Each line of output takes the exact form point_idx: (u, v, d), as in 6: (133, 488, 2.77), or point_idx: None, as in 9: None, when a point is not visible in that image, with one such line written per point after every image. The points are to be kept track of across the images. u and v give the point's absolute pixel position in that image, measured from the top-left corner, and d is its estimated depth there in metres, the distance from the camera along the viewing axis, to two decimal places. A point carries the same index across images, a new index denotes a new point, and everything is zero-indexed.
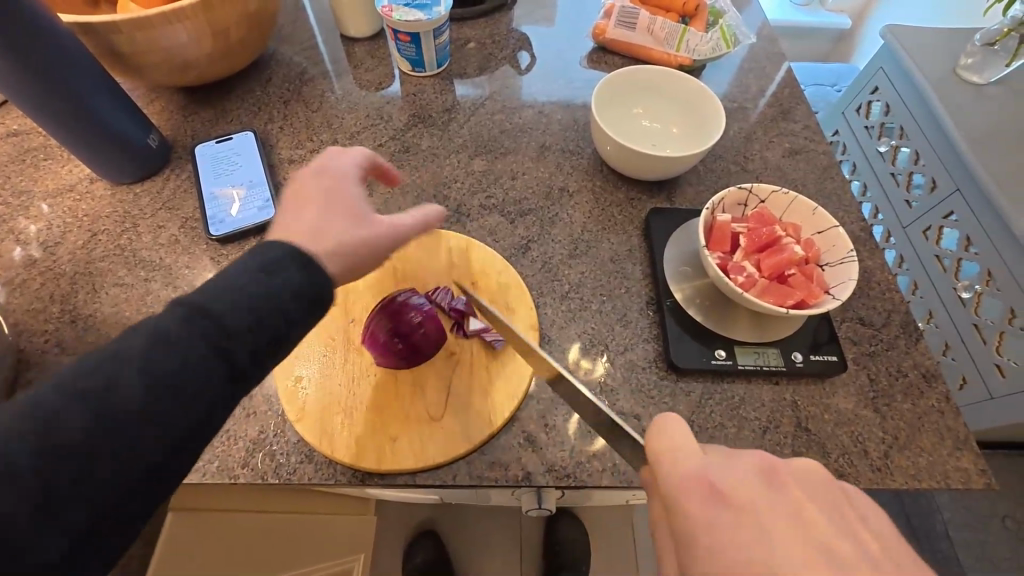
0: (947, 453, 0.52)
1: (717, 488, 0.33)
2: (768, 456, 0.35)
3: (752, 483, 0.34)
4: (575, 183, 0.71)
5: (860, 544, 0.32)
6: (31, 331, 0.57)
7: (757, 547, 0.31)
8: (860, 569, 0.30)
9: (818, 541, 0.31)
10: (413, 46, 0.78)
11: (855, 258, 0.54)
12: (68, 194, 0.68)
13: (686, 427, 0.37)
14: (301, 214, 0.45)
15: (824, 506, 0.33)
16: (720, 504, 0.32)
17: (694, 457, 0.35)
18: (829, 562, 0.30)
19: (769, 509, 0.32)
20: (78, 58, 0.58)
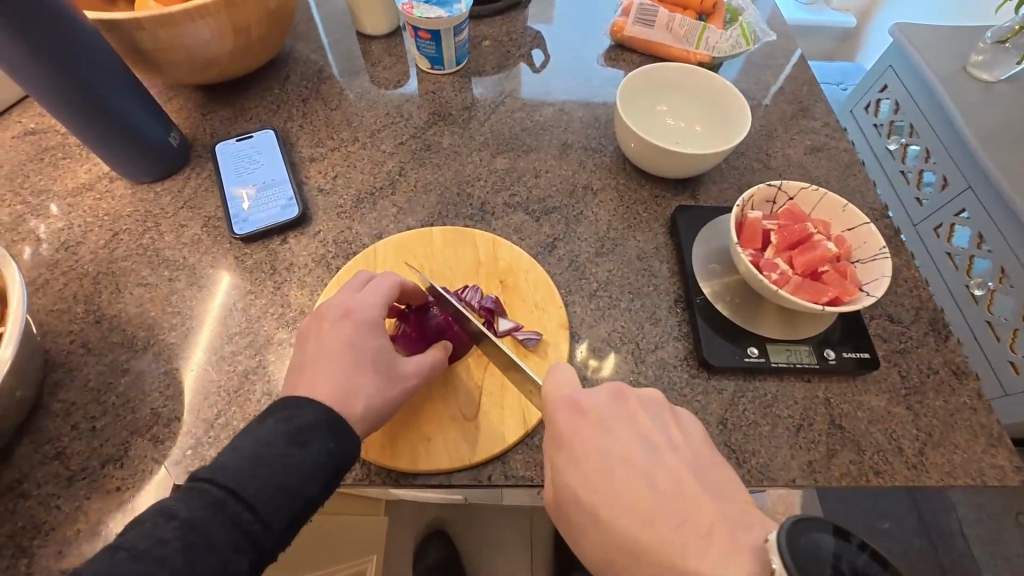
0: (982, 450, 0.52)
1: (577, 404, 0.44)
2: (619, 383, 0.46)
3: (603, 401, 0.45)
4: (598, 181, 0.71)
5: (673, 437, 0.44)
6: (56, 331, 0.57)
7: (599, 444, 0.42)
8: (673, 455, 0.42)
9: (645, 439, 0.43)
10: (433, 44, 0.77)
11: (887, 255, 0.54)
12: (87, 193, 0.67)
13: (567, 367, 0.46)
14: (321, 369, 0.46)
15: (655, 416, 0.45)
16: (578, 419, 0.43)
17: (567, 383, 0.45)
18: (645, 450, 0.42)
19: (614, 419, 0.44)
20: (102, 54, 0.57)
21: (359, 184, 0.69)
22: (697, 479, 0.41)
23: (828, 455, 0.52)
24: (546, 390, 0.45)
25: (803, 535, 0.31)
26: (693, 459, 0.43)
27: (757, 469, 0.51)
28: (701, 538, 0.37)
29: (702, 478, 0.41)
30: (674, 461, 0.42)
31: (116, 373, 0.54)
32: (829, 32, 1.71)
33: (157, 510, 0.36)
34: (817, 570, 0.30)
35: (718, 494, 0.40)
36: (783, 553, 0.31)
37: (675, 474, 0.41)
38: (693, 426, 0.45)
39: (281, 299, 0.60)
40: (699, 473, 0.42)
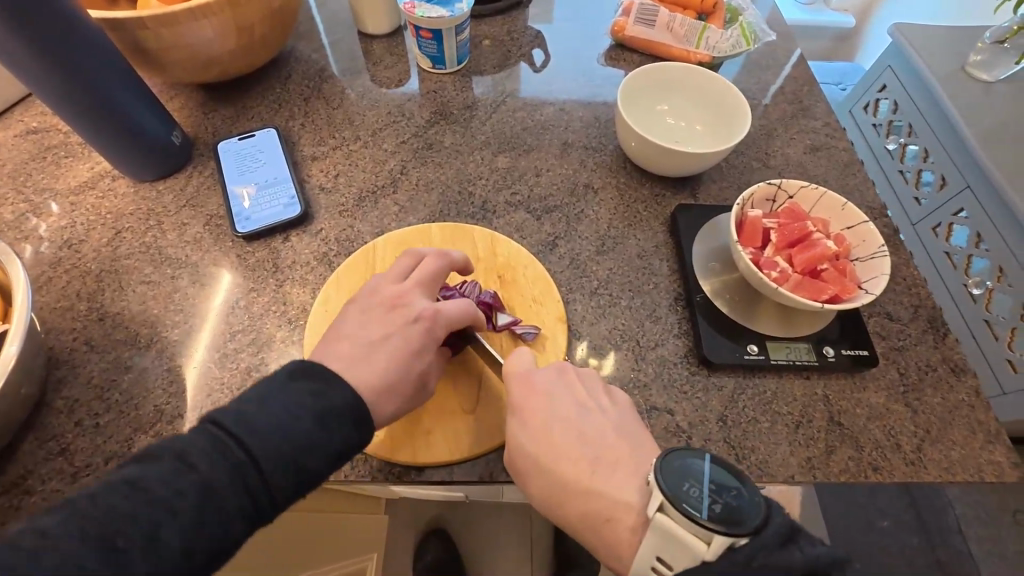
0: (979, 447, 0.53)
1: (529, 380, 0.49)
2: (564, 361, 0.51)
3: (549, 375, 0.50)
4: (599, 180, 0.71)
5: (607, 406, 0.49)
6: (59, 329, 0.57)
7: (542, 411, 0.47)
8: (605, 416, 0.48)
9: (583, 409, 0.48)
10: (434, 44, 0.78)
11: (886, 253, 0.54)
12: (90, 192, 0.67)
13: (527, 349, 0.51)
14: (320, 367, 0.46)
15: (593, 390, 0.50)
16: (526, 391, 0.48)
17: (524, 362, 0.50)
18: (581, 416, 0.48)
19: (557, 391, 0.49)
20: (107, 53, 0.58)
21: (361, 183, 0.70)
22: (622, 439, 0.47)
23: (827, 452, 0.52)
24: (506, 366, 0.50)
25: (675, 459, 0.40)
26: (622, 424, 0.48)
27: (756, 465, 0.51)
28: (615, 478, 0.45)
29: (627, 438, 0.47)
30: (604, 421, 0.48)
31: (119, 370, 0.54)
32: (828, 33, 1.72)
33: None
34: (681, 483, 0.39)
35: (637, 449, 0.46)
36: (658, 475, 0.39)
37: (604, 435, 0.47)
38: (623, 395, 0.51)
39: (284, 297, 0.60)
40: (624, 434, 0.47)
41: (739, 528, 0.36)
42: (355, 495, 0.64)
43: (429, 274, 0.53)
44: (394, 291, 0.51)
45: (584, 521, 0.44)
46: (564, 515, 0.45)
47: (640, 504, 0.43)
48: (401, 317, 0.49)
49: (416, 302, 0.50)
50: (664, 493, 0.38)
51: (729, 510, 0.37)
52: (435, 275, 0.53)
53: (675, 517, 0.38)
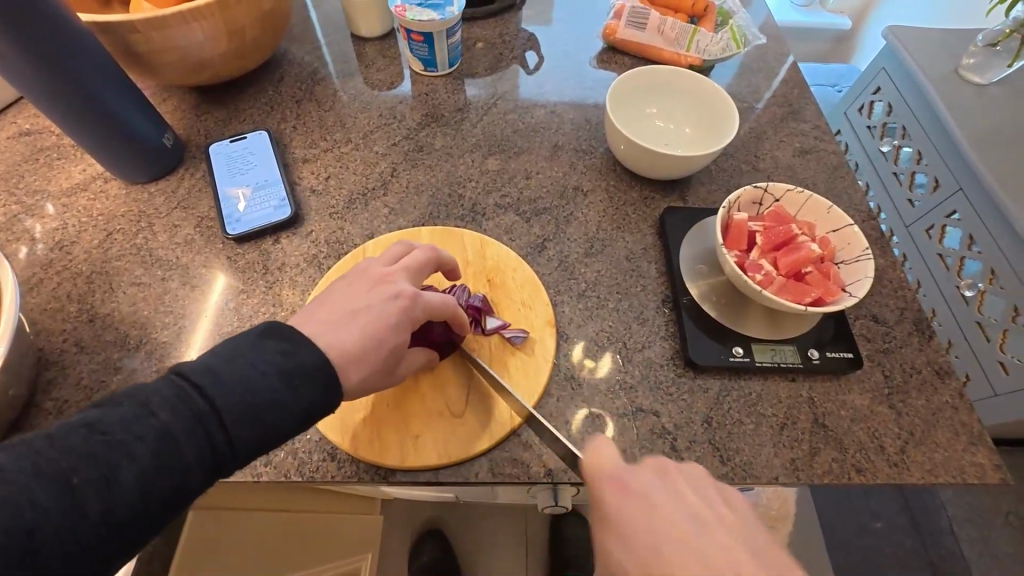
0: (962, 449, 0.53)
1: (624, 482, 0.42)
2: (662, 458, 0.45)
3: (646, 478, 0.43)
4: (589, 182, 0.72)
5: (725, 513, 0.41)
6: (49, 330, 0.57)
7: (647, 526, 0.40)
8: (726, 529, 0.40)
9: (698, 519, 0.40)
10: (426, 46, 0.78)
11: (870, 256, 0.54)
12: (82, 193, 0.68)
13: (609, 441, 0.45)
14: None
15: (703, 493, 0.42)
16: (624, 496, 0.42)
17: (613, 457, 0.44)
18: (696, 528, 0.40)
19: (662, 496, 0.42)
20: (97, 57, 0.58)
21: (352, 185, 0.70)
22: (754, 559, 0.38)
23: (812, 453, 0.53)
24: (589, 465, 0.43)
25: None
26: (746, 535, 0.40)
27: (741, 467, 0.52)
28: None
29: (759, 558, 0.38)
30: (727, 536, 0.39)
31: (109, 371, 0.55)
32: (823, 36, 1.73)
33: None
34: None
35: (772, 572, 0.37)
36: None
37: (728, 550, 0.38)
38: (741, 497, 0.43)
39: (274, 299, 0.60)
40: (753, 549, 0.39)
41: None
42: (337, 494, 0.63)
43: (418, 262, 0.52)
44: (380, 271, 0.50)
45: None
46: None
47: None
48: (383, 296, 0.48)
49: (401, 283, 0.49)
50: None
51: None
52: (426, 265, 0.53)
53: None
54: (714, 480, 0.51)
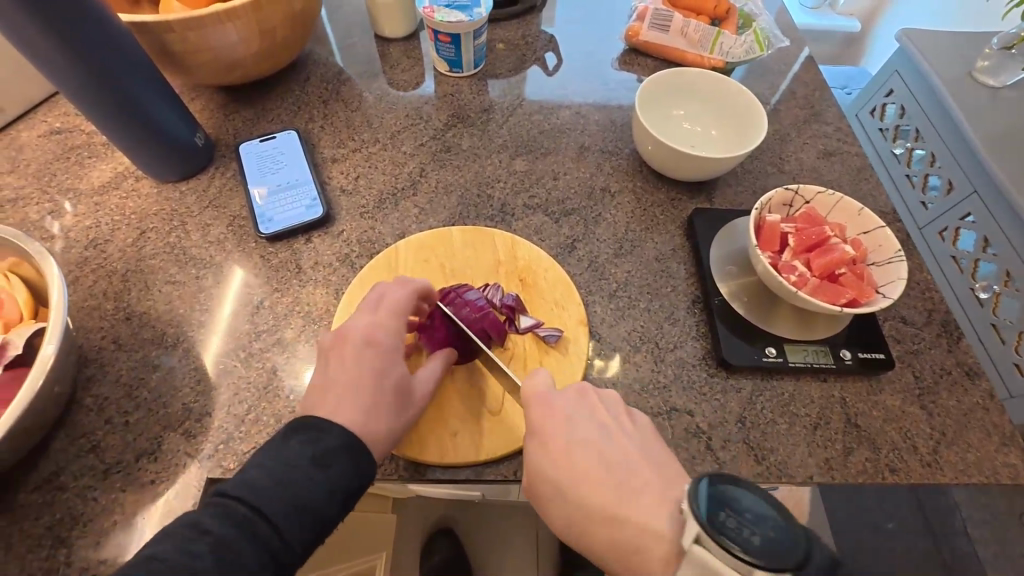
0: (995, 450, 0.54)
1: (548, 400, 0.49)
2: (584, 383, 0.52)
3: (572, 400, 0.50)
4: (616, 183, 0.72)
5: (626, 426, 0.49)
6: (86, 328, 0.58)
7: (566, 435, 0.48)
8: (629, 439, 0.48)
9: (606, 431, 0.48)
10: (452, 47, 0.78)
11: (903, 258, 0.55)
12: (114, 192, 0.68)
13: (545, 370, 0.51)
14: (344, 384, 0.47)
15: (613, 410, 0.50)
16: (547, 412, 0.49)
17: (543, 382, 0.51)
18: (604, 438, 0.48)
19: (579, 412, 0.49)
20: (134, 55, 0.58)
21: (381, 185, 0.71)
22: (645, 460, 0.47)
23: (845, 453, 0.53)
24: (524, 387, 0.50)
25: (722, 486, 0.39)
26: (643, 444, 0.48)
27: (776, 466, 0.52)
28: (643, 505, 0.44)
29: (648, 458, 0.47)
30: (628, 444, 0.48)
31: (147, 368, 0.55)
32: (834, 37, 1.73)
33: (216, 505, 0.39)
34: (720, 516, 0.37)
35: (658, 471, 0.46)
36: (692, 500, 0.38)
37: (621, 451, 0.47)
38: (642, 415, 0.51)
39: (308, 298, 0.61)
40: (644, 452, 0.48)
41: (781, 562, 0.35)
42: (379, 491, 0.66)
43: (381, 304, 0.51)
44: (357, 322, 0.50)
45: (613, 552, 0.43)
46: (595, 547, 0.44)
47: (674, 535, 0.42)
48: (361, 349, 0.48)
49: (371, 331, 0.49)
50: (704, 524, 0.37)
51: (768, 543, 0.36)
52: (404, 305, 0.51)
53: (713, 551, 0.36)
54: (749, 479, 0.51)
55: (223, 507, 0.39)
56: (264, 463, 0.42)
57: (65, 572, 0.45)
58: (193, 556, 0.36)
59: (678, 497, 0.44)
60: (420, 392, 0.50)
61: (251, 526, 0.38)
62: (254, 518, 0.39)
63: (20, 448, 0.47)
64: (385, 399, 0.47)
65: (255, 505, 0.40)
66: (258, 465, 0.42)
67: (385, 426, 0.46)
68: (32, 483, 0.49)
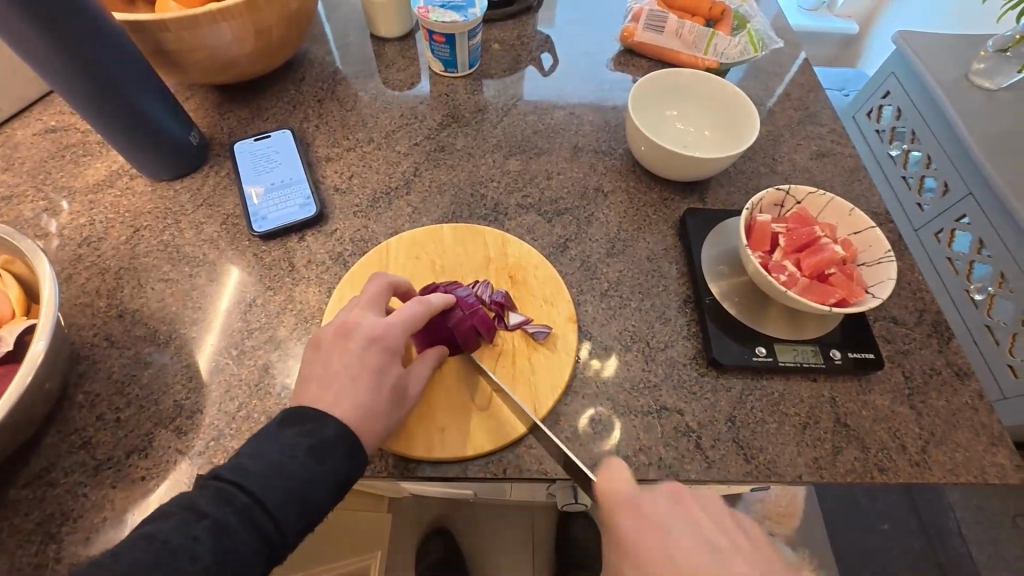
0: (983, 450, 0.54)
1: (638, 507, 0.45)
2: (677, 482, 0.47)
3: (665, 505, 0.46)
4: (609, 183, 0.72)
5: (734, 537, 0.45)
6: (79, 326, 0.58)
7: (665, 548, 0.43)
8: (738, 553, 0.44)
9: (708, 543, 0.44)
10: (447, 47, 0.79)
11: (892, 259, 0.55)
12: (108, 190, 0.68)
13: (623, 464, 0.47)
14: (330, 383, 0.47)
15: (714, 517, 0.46)
16: (639, 523, 0.45)
17: (623, 481, 0.46)
18: (710, 553, 0.43)
19: (676, 520, 0.45)
20: (129, 54, 0.59)
21: (375, 184, 0.71)
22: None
23: (834, 452, 0.53)
24: (606, 490, 0.46)
25: None
26: (754, 557, 0.44)
27: (765, 465, 0.52)
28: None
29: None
30: (740, 560, 0.43)
31: (139, 365, 0.55)
32: (831, 40, 1.73)
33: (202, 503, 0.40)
34: None
35: None
36: None
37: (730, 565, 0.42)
38: (747, 522, 0.47)
39: (301, 295, 0.61)
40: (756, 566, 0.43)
41: None
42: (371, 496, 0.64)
43: (372, 297, 0.52)
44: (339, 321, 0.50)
45: None
46: None
47: None
48: (355, 341, 0.48)
49: (366, 322, 0.50)
50: None
51: None
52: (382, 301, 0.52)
53: None
54: (738, 478, 0.51)
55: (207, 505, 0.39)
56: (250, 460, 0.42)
57: (54, 567, 0.45)
58: (191, 542, 0.36)
59: None
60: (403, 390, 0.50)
61: (236, 518, 0.38)
62: (239, 509, 0.39)
63: (11, 444, 0.47)
64: (376, 394, 0.47)
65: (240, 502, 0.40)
66: (246, 462, 0.42)
67: (375, 421, 0.47)
68: (23, 479, 0.49)
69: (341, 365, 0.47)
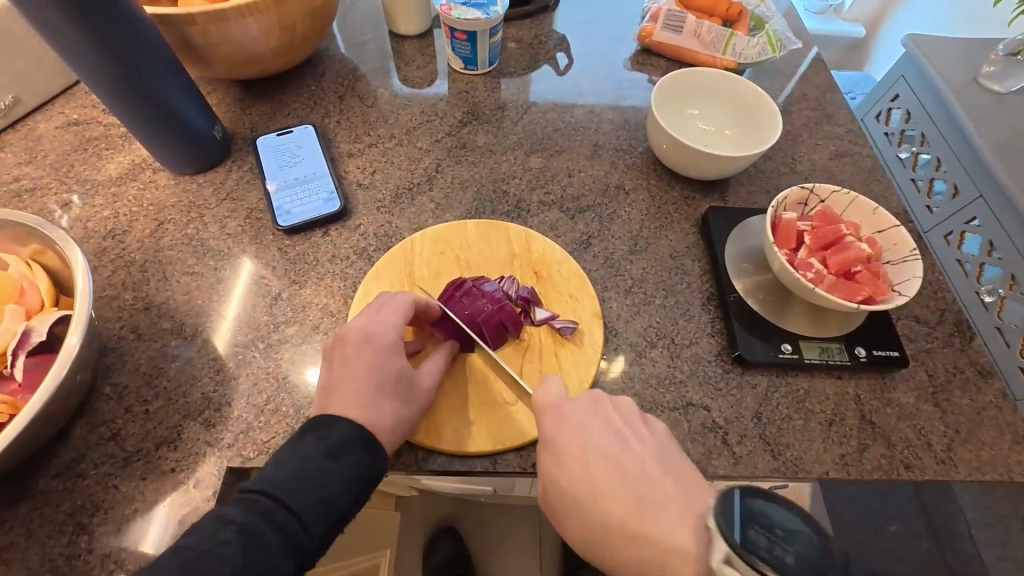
0: (1008, 447, 0.54)
1: (560, 409, 0.48)
2: (597, 390, 0.50)
3: (583, 405, 0.48)
4: (630, 180, 0.73)
5: (644, 432, 0.47)
6: (106, 318, 0.58)
7: (580, 442, 0.46)
8: (647, 448, 0.46)
9: (621, 442, 0.46)
10: (468, 45, 0.79)
11: (918, 257, 0.55)
12: (132, 183, 0.69)
13: (556, 378, 0.51)
14: (355, 384, 0.47)
15: (625, 415, 0.48)
16: (559, 421, 0.47)
17: (554, 389, 0.50)
18: (620, 446, 0.46)
19: (592, 421, 0.47)
20: (158, 48, 0.59)
21: (397, 179, 0.71)
22: (664, 467, 0.45)
23: (860, 449, 0.53)
24: (535, 398, 0.49)
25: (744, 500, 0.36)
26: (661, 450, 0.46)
27: (792, 461, 0.52)
28: (665, 519, 0.41)
29: (669, 467, 0.45)
30: (647, 454, 0.45)
31: (166, 358, 0.56)
32: (839, 42, 1.74)
33: (257, 488, 0.41)
34: (748, 531, 0.34)
35: (680, 482, 0.44)
36: (720, 518, 0.35)
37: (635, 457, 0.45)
38: (660, 424, 0.48)
39: (326, 290, 0.61)
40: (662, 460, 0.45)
41: None
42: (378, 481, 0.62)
43: (399, 305, 0.51)
44: (365, 324, 0.50)
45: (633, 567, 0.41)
46: (611, 561, 0.42)
47: (700, 551, 0.39)
48: (381, 344, 0.49)
49: (385, 327, 0.50)
50: (733, 546, 0.34)
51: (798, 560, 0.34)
52: (406, 305, 0.52)
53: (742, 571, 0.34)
54: (766, 473, 0.52)
55: (262, 491, 0.41)
56: (297, 450, 0.43)
57: (87, 558, 0.45)
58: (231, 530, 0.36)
59: (703, 510, 0.41)
60: (430, 387, 0.50)
61: None
62: None
63: (43, 434, 0.47)
64: (381, 391, 0.47)
65: (292, 490, 0.41)
66: None
67: (381, 417, 0.46)
68: (53, 470, 0.49)
69: (368, 367, 0.48)
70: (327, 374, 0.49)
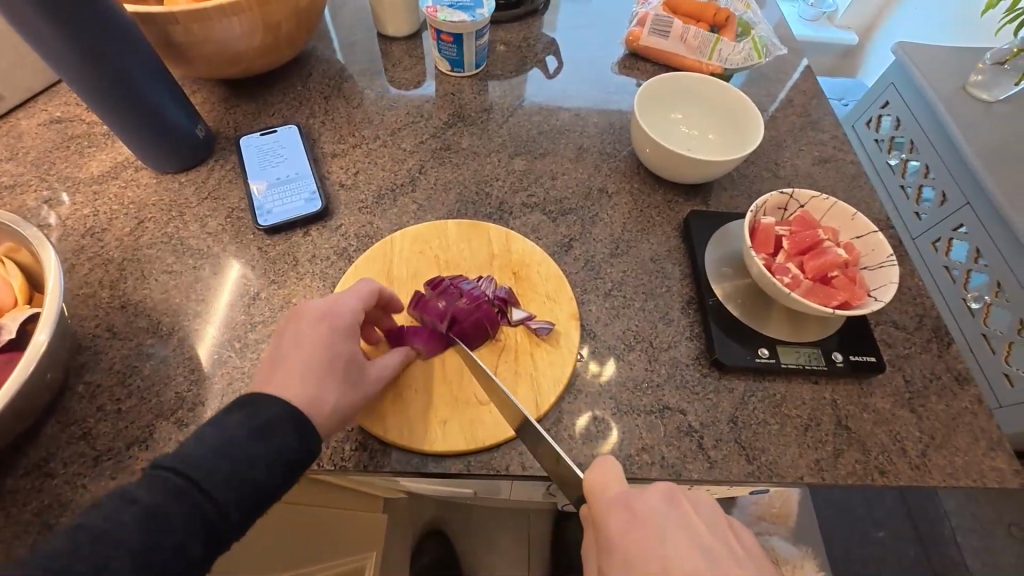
0: (982, 453, 0.54)
1: (630, 505, 0.42)
2: (671, 483, 0.44)
3: (657, 503, 0.42)
4: (613, 184, 0.73)
5: (729, 542, 0.42)
6: (82, 317, 0.58)
7: (655, 546, 0.40)
8: (735, 562, 0.41)
9: (705, 552, 0.40)
10: (454, 47, 0.79)
11: (894, 263, 0.55)
12: (113, 182, 0.68)
13: (614, 460, 0.44)
14: (303, 361, 0.46)
15: (706, 521, 0.43)
16: (630, 520, 0.41)
17: (614, 475, 0.44)
18: (704, 558, 0.40)
19: (670, 525, 0.41)
20: (140, 47, 0.59)
21: (380, 180, 0.71)
22: None
23: (835, 454, 0.54)
24: (591, 485, 0.43)
25: None
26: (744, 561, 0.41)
27: (766, 466, 0.52)
28: None
29: None
30: (736, 568, 0.40)
31: (141, 357, 0.55)
32: (830, 49, 1.75)
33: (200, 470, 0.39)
34: None
35: None
36: None
37: (721, 568, 0.40)
38: (742, 531, 0.44)
39: (304, 290, 0.61)
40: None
41: None
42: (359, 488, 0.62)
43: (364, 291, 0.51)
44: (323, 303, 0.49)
45: None
46: None
47: None
48: (337, 324, 0.48)
49: (344, 308, 0.49)
50: None
51: None
52: (371, 292, 0.52)
53: None
54: (740, 478, 0.52)
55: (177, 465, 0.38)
56: None
57: None
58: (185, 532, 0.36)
59: None
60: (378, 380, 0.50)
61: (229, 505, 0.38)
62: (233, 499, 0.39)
63: (12, 433, 0.47)
64: (326, 372, 0.46)
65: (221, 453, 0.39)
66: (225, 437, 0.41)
67: (327, 398, 0.45)
68: (23, 469, 0.49)
69: (320, 344, 0.47)
70: (274, 348, 0.47)
